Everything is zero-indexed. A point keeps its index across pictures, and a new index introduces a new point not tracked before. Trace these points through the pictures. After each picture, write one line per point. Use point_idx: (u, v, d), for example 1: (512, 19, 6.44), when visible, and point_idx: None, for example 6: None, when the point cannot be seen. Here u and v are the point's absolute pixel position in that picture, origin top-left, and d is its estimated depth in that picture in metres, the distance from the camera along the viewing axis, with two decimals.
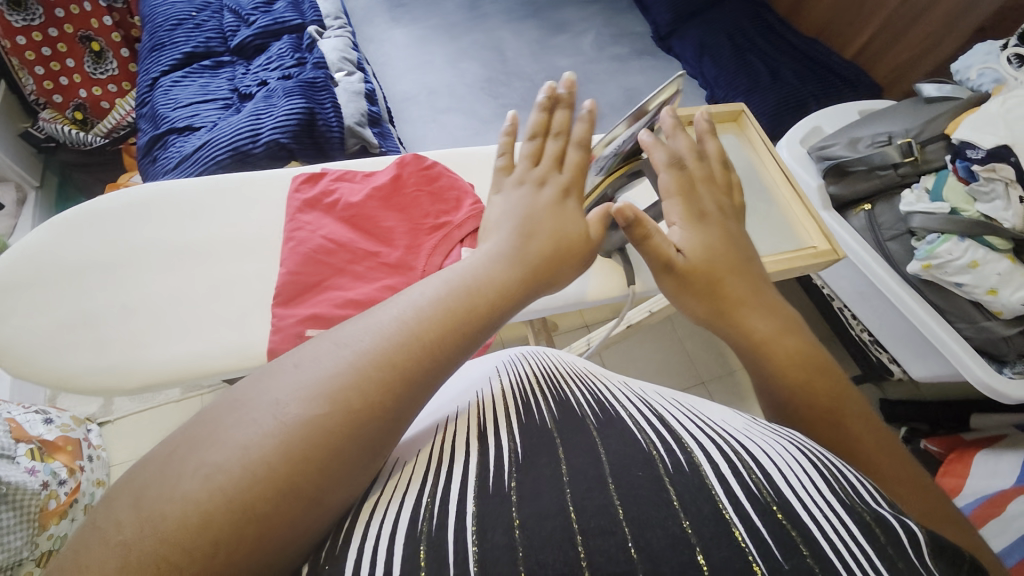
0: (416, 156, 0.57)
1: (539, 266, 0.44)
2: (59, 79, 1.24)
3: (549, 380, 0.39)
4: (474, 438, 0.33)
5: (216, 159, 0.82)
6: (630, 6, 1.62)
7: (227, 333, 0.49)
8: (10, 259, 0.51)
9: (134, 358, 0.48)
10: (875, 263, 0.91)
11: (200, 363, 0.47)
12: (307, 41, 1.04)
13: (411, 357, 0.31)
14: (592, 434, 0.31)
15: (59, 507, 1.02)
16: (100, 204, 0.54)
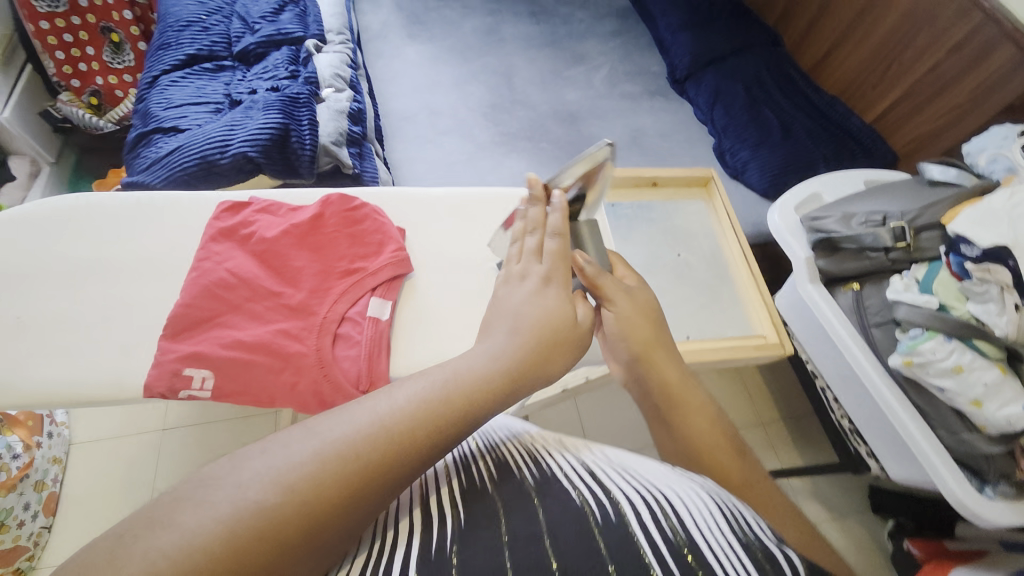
0: (341, 196, 0.60)
1: (527, 366, 0.43)
2: (78, 65, 1.29)
3: (493, 450, 0.43)
4: (423, 507, 0.36)
5: (183, 167, 0.83)
6: (651, 43, 1.59)
7: (122, 359, 0.54)
8: None
9: (35, 366, 0.53)
10: (859, 351, 0.84)
11: (95, 384, 0.53)
12: (304, 54, 1.05)
13: (372, 458, 0.32)
14: (530, 498, 0.35)
15: (7, 480, 1.03)
16: (28, 211, 0.58)
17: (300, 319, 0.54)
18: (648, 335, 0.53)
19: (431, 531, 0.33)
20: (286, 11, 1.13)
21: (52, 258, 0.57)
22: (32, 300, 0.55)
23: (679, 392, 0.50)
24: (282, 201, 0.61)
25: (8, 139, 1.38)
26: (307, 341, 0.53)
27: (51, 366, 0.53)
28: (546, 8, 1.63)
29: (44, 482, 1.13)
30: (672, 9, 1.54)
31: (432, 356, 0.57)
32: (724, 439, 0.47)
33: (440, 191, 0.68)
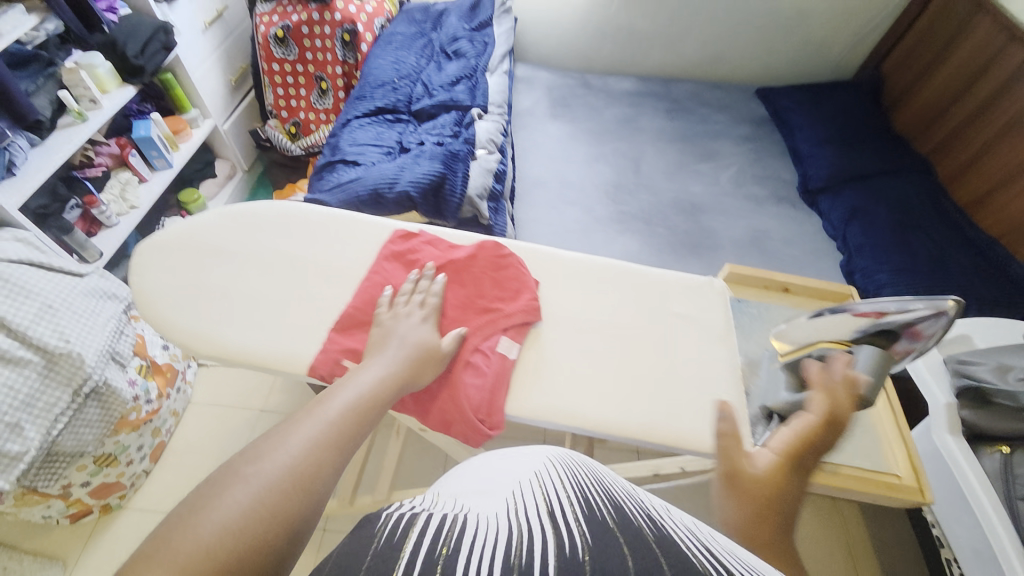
0: (497, 243, 0.64)
1: (415, 368, 0.52)
2: (290, 100, 1.62)
3: (618, 493, 0.34)
4: (543, 514, 0.29)
5: (358, 195, 0.99)
6: (785, 152, 1.60)
7: (282, 341, 0.59)
8: (183, 229, 0.66)
9: (222, 330, 0.59)
10: (1002, 528, 0.73)
11: (255, 355, 0.58)
12: (467, 119, 1.22)
13: (347, 424, 0.42)
14: (692, 561, 0.26)
15: (134, 420, 1.16)
16: (255, 207, 0.69)
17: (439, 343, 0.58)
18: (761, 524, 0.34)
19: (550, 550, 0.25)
20: (460, 83, 1.34)
21: (256, 244, 0.66)
22: (236, 275, 0.63)
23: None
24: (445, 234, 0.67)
25: (223, 147, 1.74)
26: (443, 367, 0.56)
27: (235, 330, 0.59)
28: (683, 107, 1.74)
29: (160, 430, 1.28)
30: (813, 125, 1.58)
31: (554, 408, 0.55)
32: None
33: (581, 257, 0.68)
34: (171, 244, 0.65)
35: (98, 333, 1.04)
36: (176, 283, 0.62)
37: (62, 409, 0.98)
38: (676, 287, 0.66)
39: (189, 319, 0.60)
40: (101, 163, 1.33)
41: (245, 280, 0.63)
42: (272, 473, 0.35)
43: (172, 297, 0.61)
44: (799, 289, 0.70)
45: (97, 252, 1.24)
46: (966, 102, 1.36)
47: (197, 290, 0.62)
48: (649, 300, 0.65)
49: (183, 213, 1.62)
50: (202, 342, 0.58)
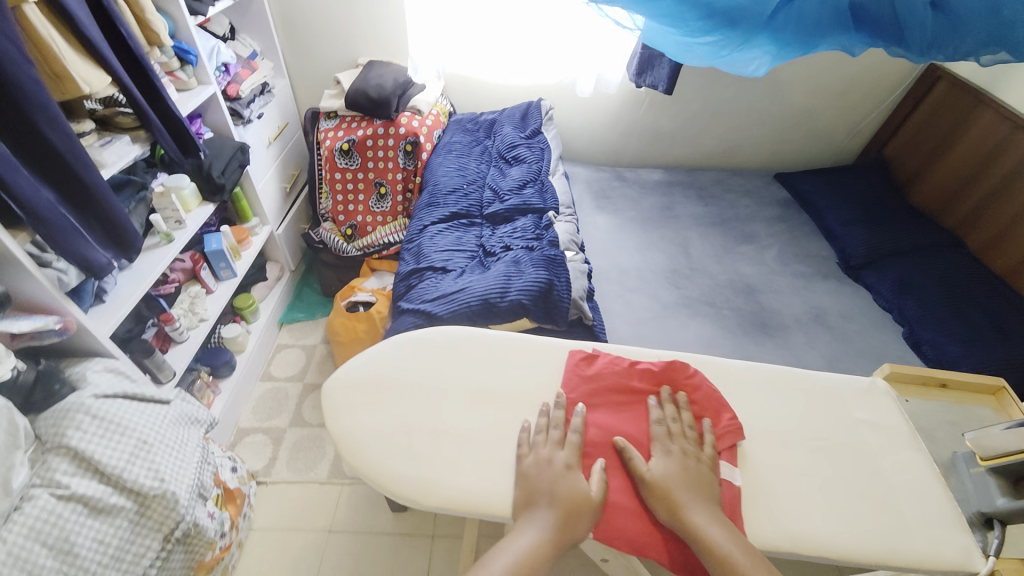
0: (685, 363, 0.65)
1: (568, 526, 0.50)
2: (348, 205, 1.69)
3: None
4: None
5: (469, 305, 1.00)
6: (817, 230, 1.71)
7: (503, 482, 0.55)
8: (366, 363, 0.64)
9: (438, 476, 0.55)
10: None
11: (483, 501, 0.54)
12: (546, 221, 1.29)
13: None
14: None
15: (211, 560, 1.06)
16: (429, 333, 0.68)
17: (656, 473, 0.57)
18: None
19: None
20: (527, 187, 1.43)
21: (440, 375, 0.64)
22: (433, 411, 0.60)
23: None
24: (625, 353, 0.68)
25: (274, 251, 1.76)
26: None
27: (451, 479, 0.55)
28: (712, 192, 1.86)
29: (227, 566, 1.16)
30: (839, 205, 1.70)
31: (788, 533, 0.55)
32: None
33: (749, 363, 0.70)
34: (356, 380, 0.63)
35: (188, 467, 0.97)
36: (375, 427, 0.59)
37: (150, 559, 0.89)
38: (838, 390, 0.68)
39: (401, 466, 0.56)
40: (175, 278, 1.32)
41: (441, 416, 0.60)
42: None
43: (375, 440, 0.57)
44: (956, 384, 0.72)
45: (171, 371, 1.19)
46: (979, 186, 1.53)
47: (400, 433, 0.58)
48: (832, 408, 0.66)
49: (238, 319, 1.60)
50: (425, 493, 0.54)
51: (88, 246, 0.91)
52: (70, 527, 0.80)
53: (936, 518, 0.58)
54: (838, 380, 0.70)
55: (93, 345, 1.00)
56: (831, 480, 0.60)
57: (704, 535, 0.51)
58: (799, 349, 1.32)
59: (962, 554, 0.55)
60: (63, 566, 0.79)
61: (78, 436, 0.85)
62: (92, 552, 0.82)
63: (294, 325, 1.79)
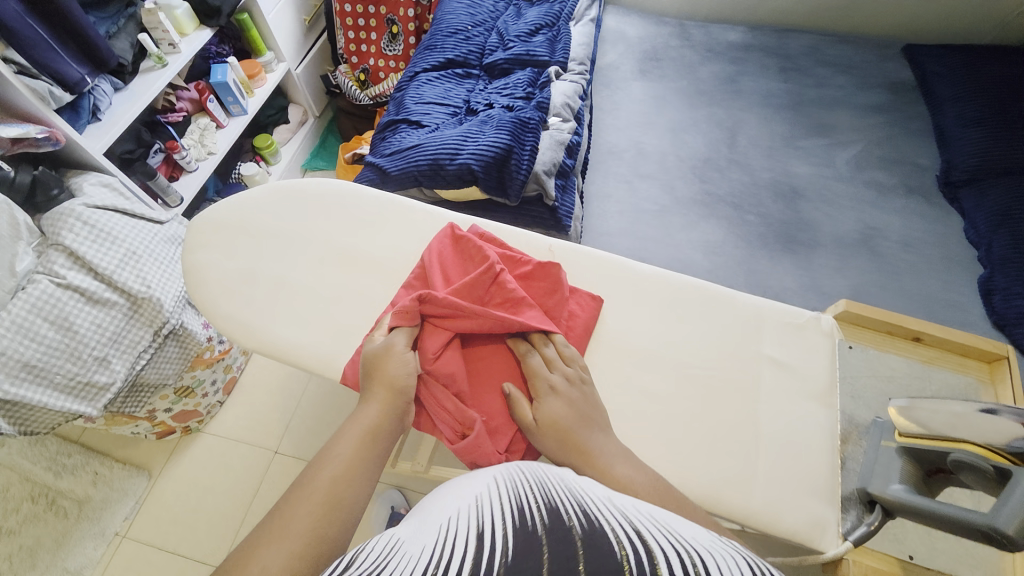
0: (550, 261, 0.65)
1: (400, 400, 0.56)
2: (360, 45, 1.55)
3: (544, 490, 0.45)
4: (473, 534, 0.38)
5: (417, 164, 0.93)
6: (925, 130, 1.30)
7: (318, 338, 0.62)
8: (231, 207, 0.70)
9: (260, 322, 0.63)
10: None
11: (293, 349, 0.62)
12: (543, 78, 1.10)
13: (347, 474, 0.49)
14: (574, 542, 0.36)
15: (208, 358, 1.22)
16: (300, 189, 0.71)
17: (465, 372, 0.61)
18: None
19: (480, 569, 0.34)
20: (540, 34, 1.19)
21: (308, 230, 0.69)
22: (283, 265, 0.66)
23: None
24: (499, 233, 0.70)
25: (295, 92, 1.73)
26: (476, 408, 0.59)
27: (280, 327, 0.62)
28: (800, 65, 1.44)
29: (231, 367, 1.36)
30: (968, 97, 1.25)
31: None
32: None
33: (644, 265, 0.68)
34: (218, 222, 0.69)
35: (175, 280, 1.09)
36: (230, 265, 0.66)
37: (145, 347, 1.05)
38: (755, 317, 0.64)
39: (234, 306, 0.64)
40: (182, 107, 1.35)
41: (294, 269, 0.66)
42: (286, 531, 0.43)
43: (217, 279, 0.65)
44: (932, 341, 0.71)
45: (178, 198, 1.29)
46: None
47: (247, 278, 0.65)
48: (721, 335, 0.63)
49: (258, 159, 1.65)
50: (246, 334, 0.62)
51: (61, 61, 0.95)
52: (68, 309, 0.96)
53: (786, 479, 0.55)
54: (761, 309, 0.64)
55: (91, 159, 1.08)
56: (675, 394, 0.60)
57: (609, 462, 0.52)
58: (824, 274, 1.10)
59: (815, 524, 0.53)
60: (64, 338, 0.95)
61: (71, 237, 0.97)
62: (92, 333, 0.98)
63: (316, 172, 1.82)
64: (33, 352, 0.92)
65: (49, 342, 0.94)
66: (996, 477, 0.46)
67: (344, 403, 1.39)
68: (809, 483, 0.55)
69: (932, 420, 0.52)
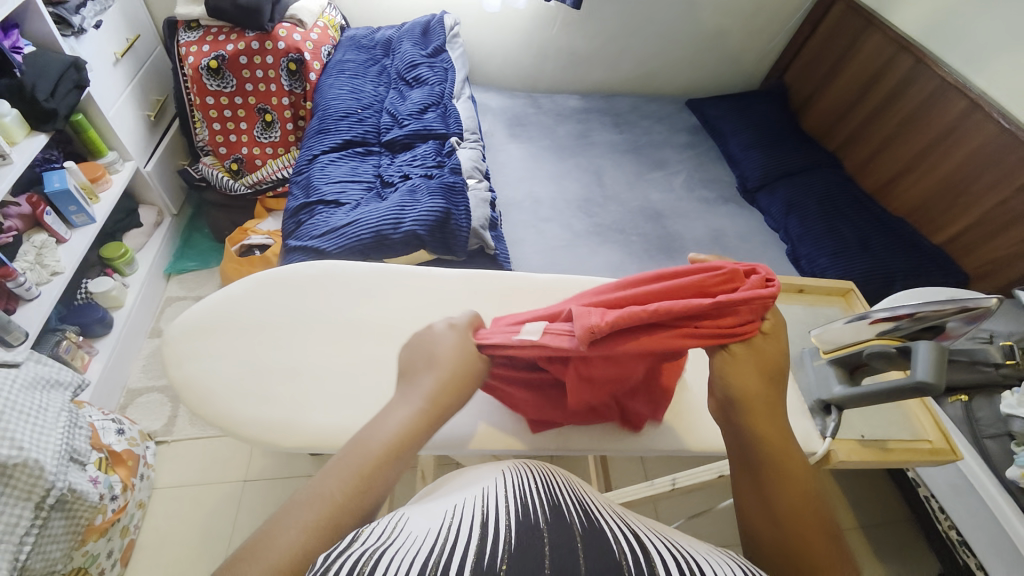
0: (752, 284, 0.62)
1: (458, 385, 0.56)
2: (230, 136, 1.49)
3: (548, 489, 0.51)
4: (478, 522, 0.42)
5: (359, 238, 0.94)
6: (722, 156, 1.77)
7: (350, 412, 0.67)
8: (212, 315, 0.73)
9: (284, 415, 0.66)
10: (975, 462, 0.93)
11: (328, 431, 0.65)
12: (448, 148, 1.22)
13: (403, 443, 0.49)
14: (576, 540, 0.41)
15: (103, 523, 0.97)
16: (279, 279, 0.76)
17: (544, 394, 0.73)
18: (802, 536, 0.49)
19: (488, 557, 0.37)
20: (429, 111, 1.32)
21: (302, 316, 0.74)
22: (289, 353, 0.70)
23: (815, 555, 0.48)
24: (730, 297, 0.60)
25: (146, 191, 1.54)
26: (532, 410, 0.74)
27: (311, 413, 0.66)
28: (627, 120, 1.84)
29: (128, 528, 1.08)
30: (740, 131, 1.76)
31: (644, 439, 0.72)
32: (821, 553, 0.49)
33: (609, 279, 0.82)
34: (204, 332, 0.72)
35: (53, 432, 0.87)
36: (234, 370, 0.69)
37: (25, 529, 0.80)
38: None
39: (251, 408, 0.66)
40: (10, 226, 1.12)
41: (300, 355, 0.70)
42: (330, 487, 0.44)
43: (226, 387, 0.67)
44: (810, 288, 0.89)
45: (23, 333, 1.04)
46: (858, 111, 1.65)
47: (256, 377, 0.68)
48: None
49: (110, 272, 1.40)
50: (273, 431, 0.65)
51: None
52: None
53: None
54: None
55: None
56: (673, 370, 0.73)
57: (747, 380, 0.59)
58: None
59: (806, 438, 0.69)
60: None
61: None
62: None
63: (185, 275, 1.61)
64: None
65: None
66: (901, 354, 0.61)
67: None
68: (790, 409, 0.69)
69: (844, 338, 0.70)
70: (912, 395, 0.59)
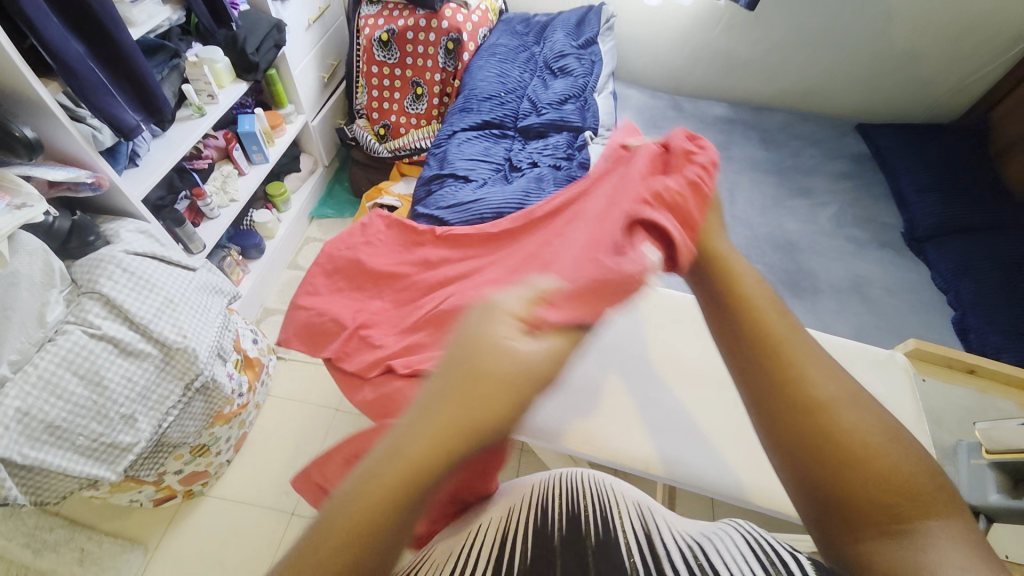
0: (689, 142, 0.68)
1: (489, 389, 0.34)
2: (383, 103, 1.64)
3: (572, 491, 0.56)
4: (496, 539, 0.50)
5: (481, 216, 0.99)
6: (887, 193, 1.53)
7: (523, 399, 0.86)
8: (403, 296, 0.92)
9: None
10: None
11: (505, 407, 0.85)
12: (579, 142, 1.21)
13: (424, 464, 0.31)
14: (586, 545, 0.47)
15: (228, 413, 1.16)
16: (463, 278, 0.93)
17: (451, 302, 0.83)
18: (828, 458, 0.38)
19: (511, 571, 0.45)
20: (568, 102, 1.32)
21: None
22: None
23: (846, 470, 0.37)
24: (672, 191, 0.58)
25: (310, 143, 1.76)
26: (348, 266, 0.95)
27: None
28: (777, 137, 1.67)
29: (245, 422, 1.29)
30: (918, 169, 1.50)
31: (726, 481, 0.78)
32: (861, 465, 0.37)
33: None
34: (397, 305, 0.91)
35: (209, 329, 1.04)
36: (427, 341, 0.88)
37: (173, 402, 0.99)
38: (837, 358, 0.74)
39: None
40: (208, 155, 1.35)
41: None
42: (316, 541, 0.30)
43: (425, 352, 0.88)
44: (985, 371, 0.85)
45: (201, 244, 1.26)
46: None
47: None
48: None
49: (270, 207, 1.64)
50: None
51: (118, 106, 0.95)
52: (100, 362, 0.89)
53: None
54: (850, 348, 0.75)
55: (126, 206, 1.07)
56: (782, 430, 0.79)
57: (736, 262, 0.50)
58: (828, 316, 1.24)
59: None
60: (93, 394, 0.88)
61: (109, 285, 0.93)
62: (121, 387, 0.91)
63: (324, 220, 1.82)
64: (58, 413, 0.85)
65: (76, 400, 0.87)
66: None
67: None
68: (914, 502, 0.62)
69: (1010, 442, 0.65)
70: None
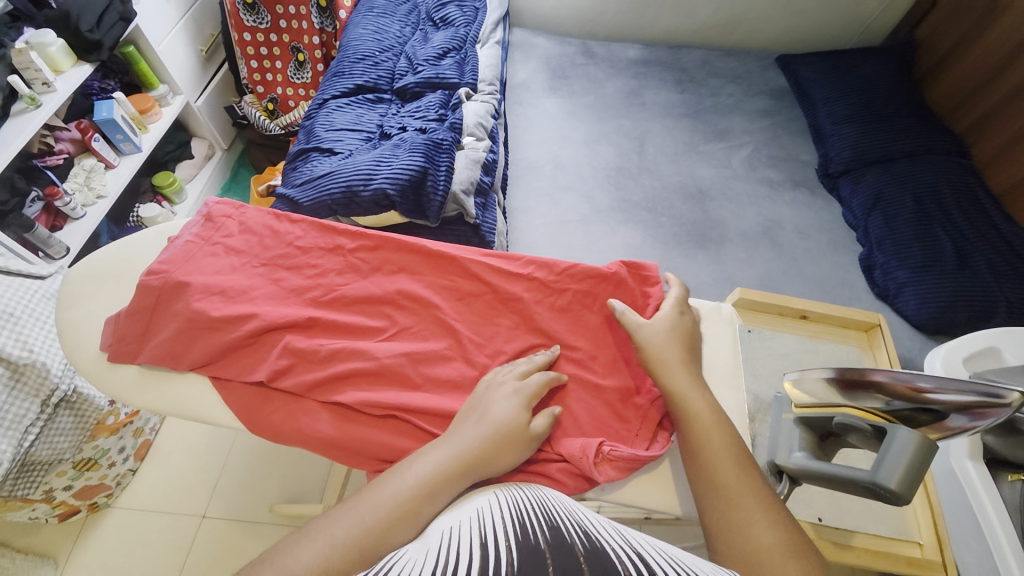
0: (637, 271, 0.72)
1: (485, 457, 0.52)
2: (265, 74, 1.49)
3: (546, 510, 0.45)
4: (474, 545, 0.36)
5: (330, 192, 0.91)
6: (804, 129, 1.47)
7: None
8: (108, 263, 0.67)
9: None
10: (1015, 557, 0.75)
11: None
12: (455, 100, 1.11)
13: (418, 504, 0.47)
14: (579, 556, 0.35)
15: (113, 423, 1.11)
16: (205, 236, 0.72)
17: (431, 368, 0.61)
18: None
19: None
20: (448, 57, 1.21)
21: None
22: None
23: None
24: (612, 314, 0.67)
25: (197, 126, 1.62)
26: (236, 277, 0.64)
27: None
28: (694, 77, 1.57)
29: (144, 429, 1.23)
30: (836, 99, 1.43)
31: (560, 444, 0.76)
32: None
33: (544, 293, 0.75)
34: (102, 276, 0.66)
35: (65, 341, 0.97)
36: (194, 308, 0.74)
37: (32, 420, 0.92)
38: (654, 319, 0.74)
39: None
40: (62, 149, 1.24)
41: None
42: (338, 537, 0.44)
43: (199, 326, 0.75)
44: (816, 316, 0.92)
45: (63, 248, 1.18)
46: (998, 86, 1.29)
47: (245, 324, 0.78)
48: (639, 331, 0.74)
49: (160, 199, 1.51)
50: None
51: None
52: None
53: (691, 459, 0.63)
54: None
55: None
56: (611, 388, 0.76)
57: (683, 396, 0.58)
58: (734, 265, 1.20)
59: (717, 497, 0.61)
60: None
61: None
62: None
63: None
64: None
65: None
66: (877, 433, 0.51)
67: (280, 450, 1.31)
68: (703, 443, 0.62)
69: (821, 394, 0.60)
70: (882, 493, 0.47)
